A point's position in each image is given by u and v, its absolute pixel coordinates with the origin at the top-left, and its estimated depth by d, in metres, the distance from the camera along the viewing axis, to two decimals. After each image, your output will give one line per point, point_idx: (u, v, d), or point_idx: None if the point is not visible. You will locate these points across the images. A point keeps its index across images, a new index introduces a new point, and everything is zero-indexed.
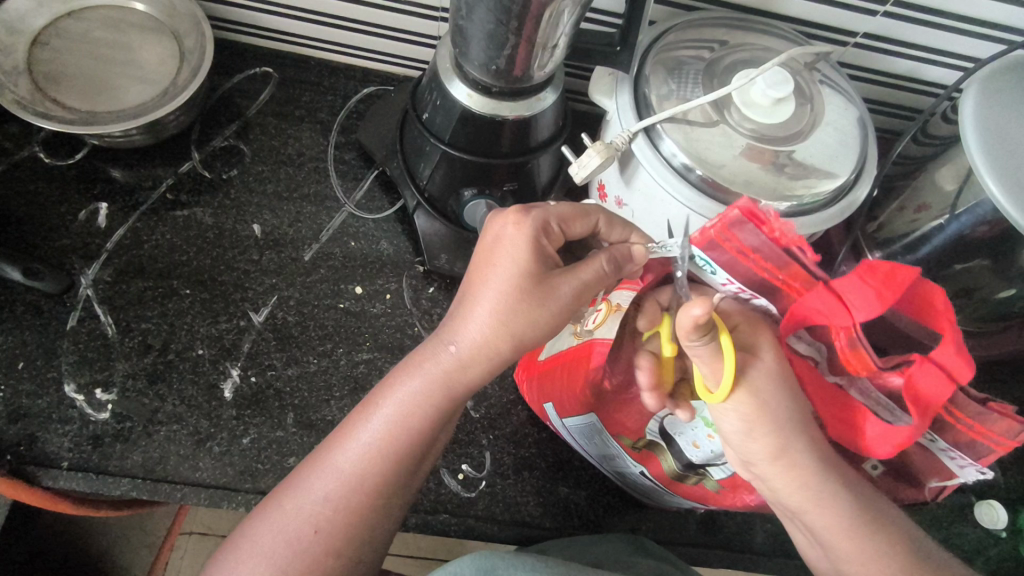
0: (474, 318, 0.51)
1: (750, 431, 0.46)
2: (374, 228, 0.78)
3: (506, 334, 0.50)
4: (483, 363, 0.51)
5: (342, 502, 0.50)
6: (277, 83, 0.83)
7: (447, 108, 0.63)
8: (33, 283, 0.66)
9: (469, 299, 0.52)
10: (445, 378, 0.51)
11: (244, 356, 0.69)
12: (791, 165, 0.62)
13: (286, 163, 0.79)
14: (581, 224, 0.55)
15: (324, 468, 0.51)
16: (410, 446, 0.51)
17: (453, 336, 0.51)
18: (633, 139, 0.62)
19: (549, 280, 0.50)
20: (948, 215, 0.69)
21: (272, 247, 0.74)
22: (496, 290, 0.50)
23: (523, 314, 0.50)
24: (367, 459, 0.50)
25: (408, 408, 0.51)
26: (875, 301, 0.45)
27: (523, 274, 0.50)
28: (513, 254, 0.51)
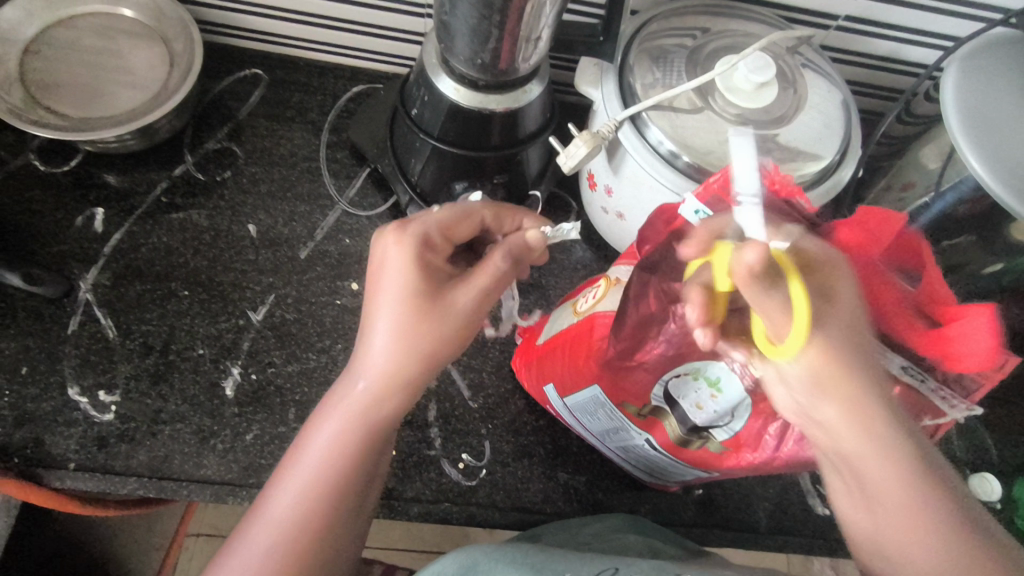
0: (376, 344, 0.48)
1: (815, 381, 0.43)
2: (368, 225, 0.79)
3: (408, 355, 0.47)
4: (398, 385, 0.48)
5: (287, 537, 0.47)
6: (267, 85, 0.84)
7: (435, 102, 0.64)
8: (33, 289, 0.67)
9: (366, 327, 0.49)
10: (364, 409, 0.48)
11: (244, 354, 0.70)
12: (777, 148, 0.63)
13: (279, 163, 0.80)
14: (465, 227, 0.53)
15: (271, 502, 0.48)
16: (341, 481, 0.48)
17: (360, 367, 0.49)
18: (619, 128, 0.63)
19: (444, 297, 0.48)
20: (934, 193, 0.69)
21: (268, 246, 0.75)
22: (391, 311, 0.48)
23: (426, 334, 0.47)
24: (306, 493, 0.47)
25: (333, 443, 0.48)
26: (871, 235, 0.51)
27: (417, 288, 0.48)
28: (398, 271, 0.48)
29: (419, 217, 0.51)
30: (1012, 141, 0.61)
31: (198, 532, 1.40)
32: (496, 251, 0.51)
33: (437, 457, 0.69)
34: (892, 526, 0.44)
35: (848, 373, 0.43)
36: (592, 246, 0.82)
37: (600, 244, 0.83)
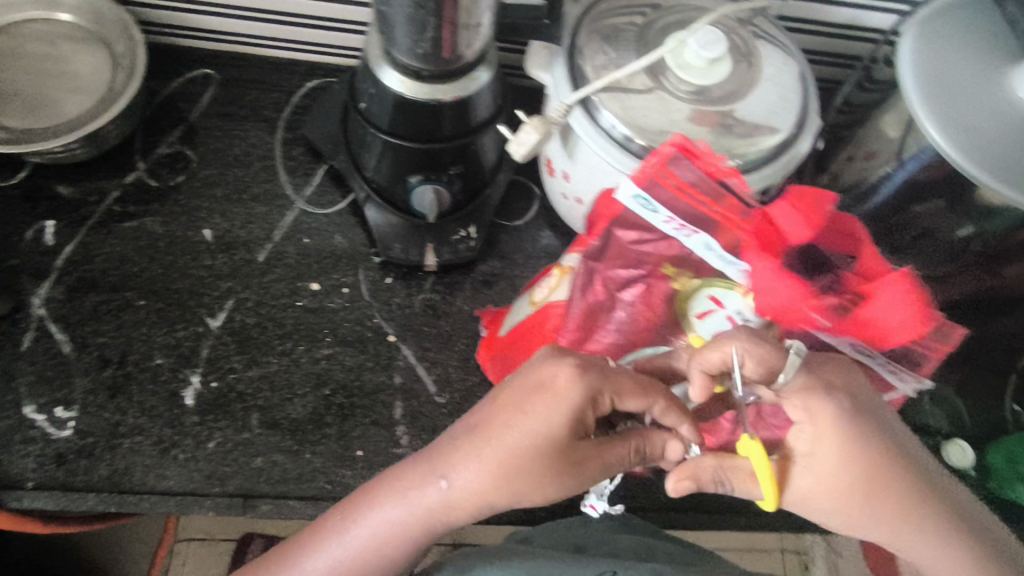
0: (470, 465, 0.49)
1: (841, 503, 0.48)
2: (327, 223, 0.77)
3: (484, 496, 0.49)
4: (465, 514, 0.50)
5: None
6: (219, 84, 0.82)
7: (381, 96, 0.62)
8: None
9: (469, 441, 0.50)
10: (438, 507, 0.50)
11: (204, 362, 0.69)
12: (734, 125, 0.62)
13: (234, 164, 0.78)
14: (638, 400, 0.51)
15: (321, 550, 0.52)
16: (378, 561, 0.52)
17: (452, 472, 0.49)
18: (570, 113, 0.62)
19: (571, 453, 0.48)
20: (895, 163, 0.70)
21: (225, 250, 0.74)
22: (514, 445, 0.48)
23: (523, 479, 0.48)
24: (346, 564, 0.52)
25: (388, 526, 0.51)
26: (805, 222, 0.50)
27: (542, 443, 0.48)
28: (547, 421, 0.48)
29: (603, 375, 0.50)
30: (972, 109, 0.62)
31: (190, 538, 1.40)
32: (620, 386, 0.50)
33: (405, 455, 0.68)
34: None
35: (861, 451, 0.48)
36: (557, 232, 0.81)
37: (566, 230, 0.82)
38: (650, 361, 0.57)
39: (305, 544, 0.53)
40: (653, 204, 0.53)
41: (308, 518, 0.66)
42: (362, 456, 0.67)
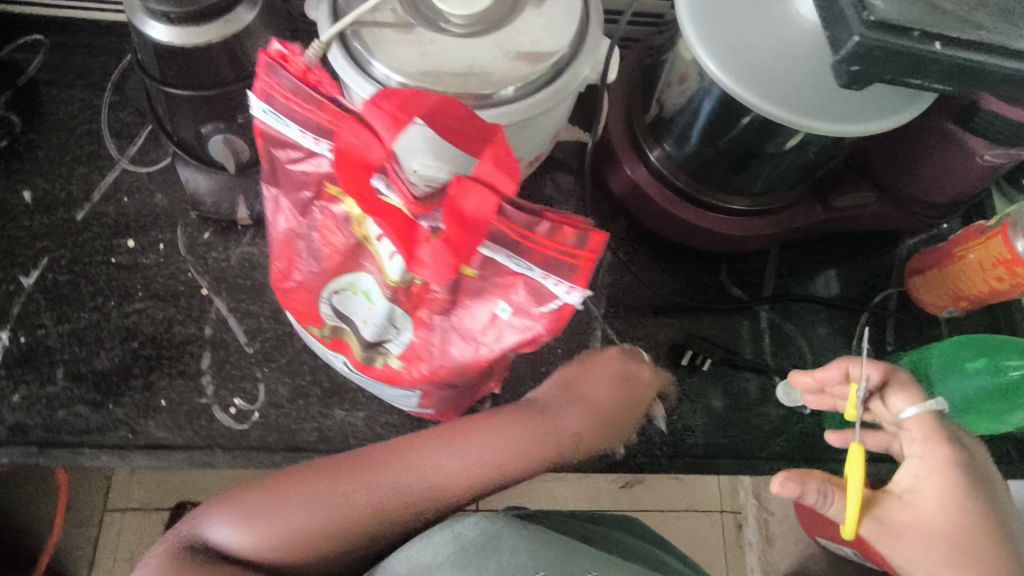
0: (589, 401, 0.61)
1: (965, 531, 0.49)
2: (148, 181, 0.78)
3: (585, 439, 0.60)
4: (526, 467, 0.57)
5: (400, 500, 0.53)
6: (48, 50, 0.83)
7: (145, 45, 0.62)
8: None
9: (584, 394, 0.62)
10: (506, 457, 0.56)
11: (14, 319, 0.70)
12: (503, 52, 0.61)
13: (59, 128, 0.79)
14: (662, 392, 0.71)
15: (412, 464, 0.54)
16: (455, 498, 0.55)
17: (554, 413, 0.60)
18: (330, 52, 0.61)
19: (622, 425, 0.64)
20: (701, 91, 0.69)
21: (42, 211, 0.75)
22: (596, 398, 0.62)
23: (600, 433, 0.62)
24: (424, 499, 0.54)
25: (536, 448, 0.58)
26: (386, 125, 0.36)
27: (621, 410, 0.63)
28: (601, 393, 0.63)
29: (627, 376, 0.65)
30: (742, 26, 0.60)
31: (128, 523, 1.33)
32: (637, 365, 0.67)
33: (210, 404, 0.69)
34: None
35: (975, 503, 0.49)
36: None
37: None
38: (350, 286, 0.48)
39: (371, 457, 0.55)
40: (276, 112, 0.40)
41: (110, 466, 0.67)
42: (166, 406, 0.69)
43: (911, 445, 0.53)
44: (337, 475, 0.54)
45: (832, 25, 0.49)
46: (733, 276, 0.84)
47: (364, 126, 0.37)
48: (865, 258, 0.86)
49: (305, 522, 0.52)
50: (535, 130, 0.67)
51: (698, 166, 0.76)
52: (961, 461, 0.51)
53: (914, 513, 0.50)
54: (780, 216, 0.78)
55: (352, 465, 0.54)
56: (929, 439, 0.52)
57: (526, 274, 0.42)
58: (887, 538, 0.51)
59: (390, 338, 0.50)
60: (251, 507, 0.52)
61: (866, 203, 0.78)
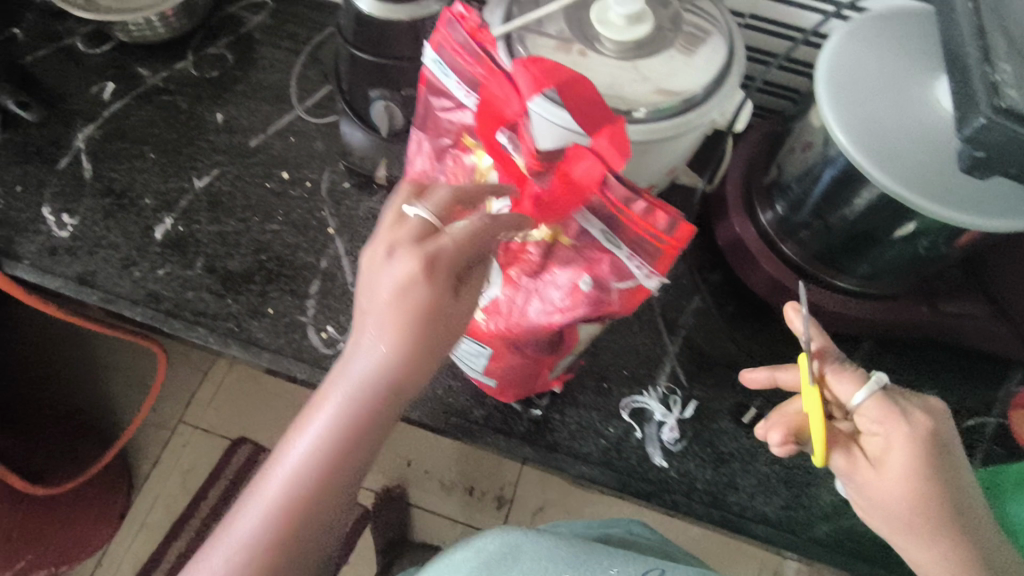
0: (374, 335, 0.45)
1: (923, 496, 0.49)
2: (313, 129, 0.90)
3: (405, 339, 0.44)
4: (392, 385, 0.46)
5: (281, 523, 0.45)
6: (270, 11, 0.99)
7: (349, 13, 0.74)
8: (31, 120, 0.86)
9: (356, 327, 0.47)
10: (327, 435, 0.46)
11: (179, 210, 0.83)
12: (640, 80, 0.66)
13: (259, 71, 0.94)
14: (486, 238, 0.45)
15: (275, 474, 0.47)
16: (345, 463, 0.46)
17: (382, 341, 0.45)
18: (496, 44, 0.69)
19: (455, 303, 0.45)
20: (822, 159, 0.70)
21: (227, 132, 0.89)
22: (383, 304, 0.44)
23: (431, 327, 0.45)
24: (310, 480, 0.46)
25: (374, 371, 0.46)
26: (525, 84, 0.43)
27: (432, 300, 0.44)
28: (392, 292, 0.44)
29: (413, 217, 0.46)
30: (882, 104, 0.63)
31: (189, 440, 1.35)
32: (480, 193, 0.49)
33: (306, 323, 0.78)
34: (927, 554, 0.50)
35: (933, 468, 0.49)
36: None
37: None
38: None
39: (223, 528, 0.47)
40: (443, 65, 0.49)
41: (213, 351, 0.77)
42: (271, 314, 0.78)
43: (868, 423, 0.52)
44: (215, 542, 0.47)
45: (965, 104, 0.51)
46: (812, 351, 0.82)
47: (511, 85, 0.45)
48: (961, 376, 0.81)
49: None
50: (650, 159, 0.71)
51: (806, 233, 0.76)
52: (922, 443, 0.49)
53: (881, 483, 0.50)
54: (879, 303, 0.77)
55: (224, 524, 0.47)
56: (884, 417, 0.51)
57: (612, 252, 0.47)
58: (853, 487, 0.53)
59: (477, 288, 0.55)
60: None
61: (973, 314, 0.77)
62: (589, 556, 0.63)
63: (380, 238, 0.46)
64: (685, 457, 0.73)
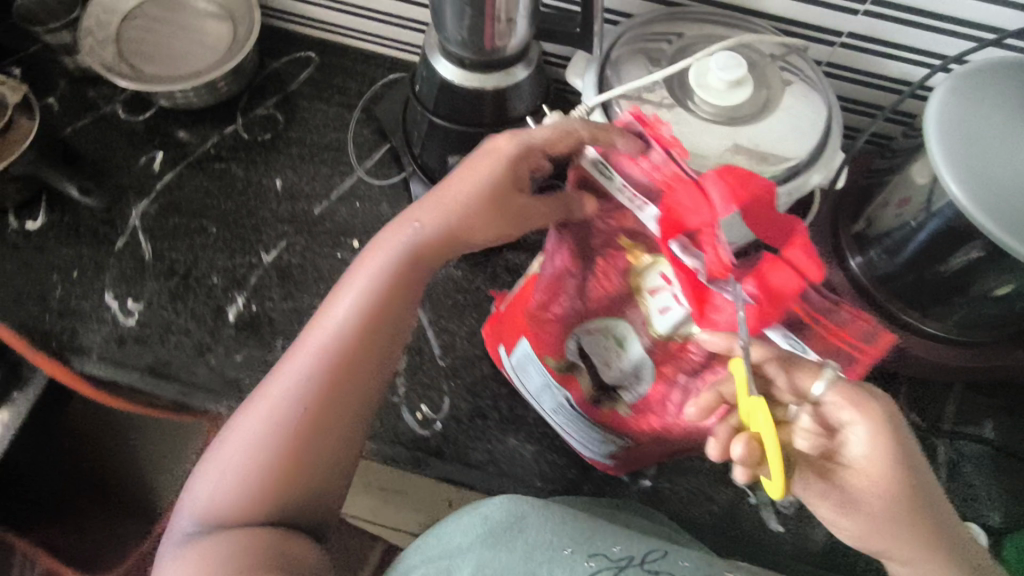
0: (446, 212, 0.57)
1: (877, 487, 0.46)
2: (378, 192, 0.87)
3: (468, 229, 0.56)
4: (439, 246, 0.58)
5: (323, 379, 0.57)
6: (317, 66, 0.96)
7: (431, 80, 0.71)
8: (86, 200, 0.81)
9: (370, 249, 0.60)
10: (372, 295, 0.58)
11: (249, 288, 0.79)
12: (749, 144, 0.65)
13: (314, 131, 0.91)
14: (563, 144, 0.52)
15: (303, 351, 0.58)
16: (371, 343, 0.58)
17: (420, 218, 0.58)
18: (590, 114, 0.68)
19: (501, 201, 0.55)
20: (924, 213, 0.70)
21: (288, 200, 0.85)
22: (465, 194, 0.55)
23: (488, 221, 0.56)
24: (349, 336, 0.58)
25: (428, 228, 0.58)
26: (724, 191, 0.43)
27: (494, 186, 0.54)
28: (486, 179, 0.54)
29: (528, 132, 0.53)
30: (994, 158, 0.62)
31: None
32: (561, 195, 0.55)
33: (399, 403, 0.75)
34: (896, 542, 0.47)
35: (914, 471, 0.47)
36: None
37: None
38: (607, 331, 0.58)
39: (265, 380, 0.58)
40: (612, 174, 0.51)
41: None
42: None
43: (837, 413, 0.47)
44: (257, 404, 0.57)
45: None
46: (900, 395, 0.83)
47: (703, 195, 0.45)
48: None
49: (278, 460, 0.55)
50: None
51: (901, 284, 0.76)
52: (888, 428, 0.46)
53: (861, 482, 0.47)
54: (976, 349, 0.77)
55: (263, 384, 0.58)
56: (856, 412, 0.46)
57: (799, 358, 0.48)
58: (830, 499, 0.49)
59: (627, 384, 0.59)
60: (213, 465, 0.57)
61: None
62: (591, 531, 0.59)
63: (489, 154, 0.54)
64: (801, 520, 0.72)
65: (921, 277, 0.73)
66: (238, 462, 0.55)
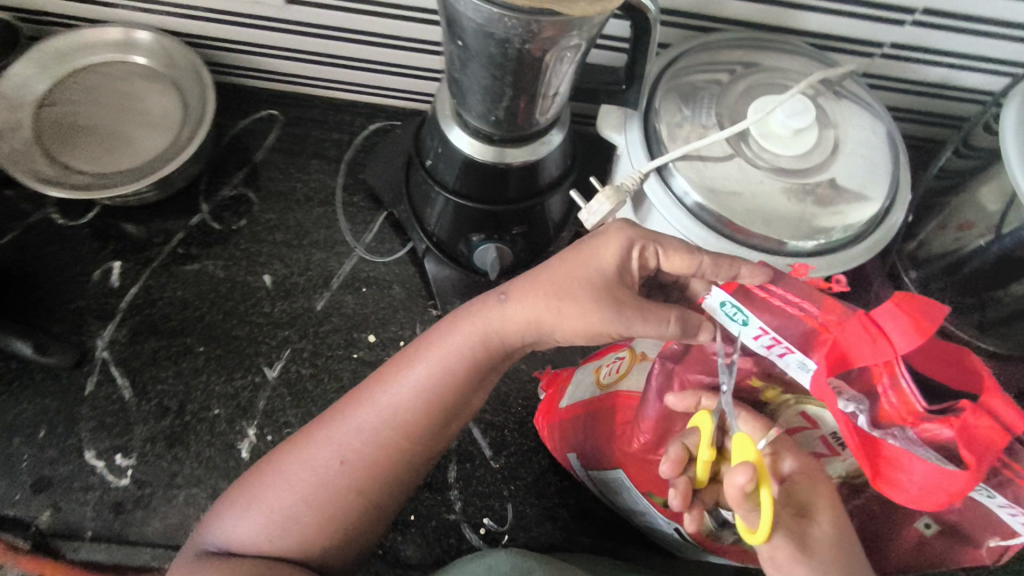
0: (536, 289, 0.49)
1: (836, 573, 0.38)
2: (384, 271, 0.76)
3: (555, 312, 0.48)
4: (525, 330, 0.50)
5: (374, 439, 0.51)
6: (283, 125, 0.83)
7: (449, 156, 0.60)
8: (44, 358, 0.66)
9: (457, 313, 0.53)
10: (451, 358, 0.51)
11: (260, 414, 0.68)
12: (826, 195, 0.59)
13: (295, 207, 0.78)
14: (682, 261, 0.46)
15: (367, 407, 0.52)
16: (437, 412, 0.51)
17: (510, 291, 0.51)
18: (645, 180, 0.59)
19: (602, 290, 0.47)
20: (993, 237, 0.65)
21: (284, 297, 0.73)
22: (565, 272, 0.48)
23: (577, 307, 0.47)
24: (419, 397, 0.51)
25: (519, 305, 0.50)
26: (907, 319, 0.36)
27: (599, 274, 0.47)
28: (589, 262, 0.48)
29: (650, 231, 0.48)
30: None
31: None
32: (670, 316, 0.45)
33: (458, 521, 0.67)
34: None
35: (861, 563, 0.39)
36: None
37: None
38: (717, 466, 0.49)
39: (321, 428, 0.52)
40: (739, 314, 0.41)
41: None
42: (414, 521, 0.67)
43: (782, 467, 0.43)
44: (307, 448, 0.52)
45: None
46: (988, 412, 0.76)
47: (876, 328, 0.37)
48: None
49: (320, 518, 0.50)
50: None
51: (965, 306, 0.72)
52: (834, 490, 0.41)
53: (818, 537, 0.38)
54: None
55: (319, 431, 0.52)
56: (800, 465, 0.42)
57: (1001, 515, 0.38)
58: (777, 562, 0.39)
59: None
60: (247, 498, 0.51)
61: None
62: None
63: (602, 236, 0.49)
64: None
65: (984, 302, 0.69)
66: (274, 508, 0.50)
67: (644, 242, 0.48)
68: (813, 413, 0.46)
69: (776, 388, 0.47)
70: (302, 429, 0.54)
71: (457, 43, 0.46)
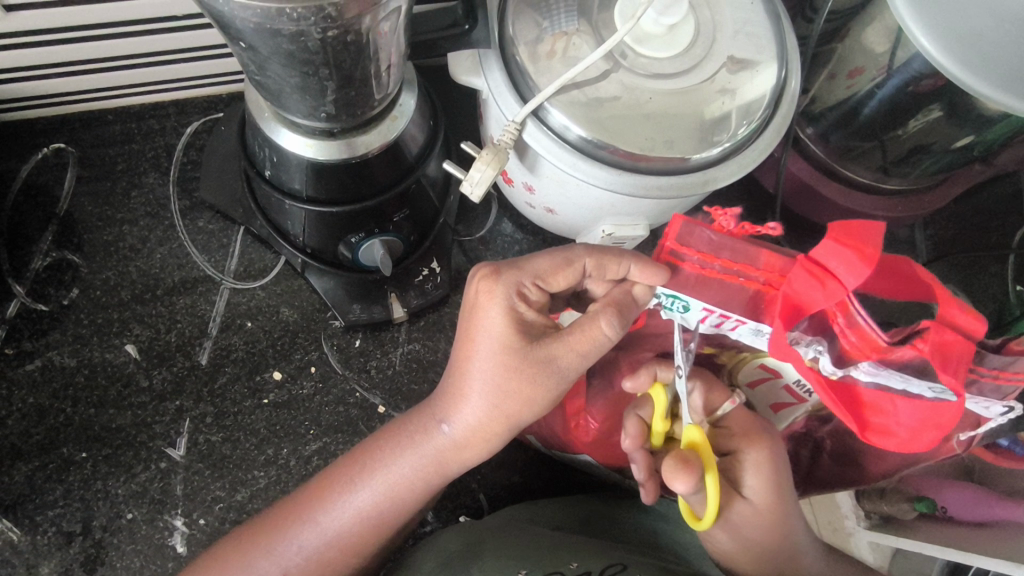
0: (474, 400, 0.43)
1: (765, 507, 0.45)
2: (266, 297, 0.66)
3: (506, 417, 0.43)
4: (477, 446, 0.44)
5: (320, 555, 0.46)
6: (77, 160, 0.67)
7: (286, 164, 0.49)
8: None
9: (396, 426, 0.47)
10: (400, 476, 0.45)
11: (182, 500, 0.60)
12: (717, 91, 0.53)
13: (132, 256, 0.65)
14: (564, 277, 0.45)
15: (310, 525, 0.46)
16: (393, 523, 0.47)
17: (448, 410, 0.44)
18: (522, 129, 0.51)
19: (529, 363, 0.42)
20: (883, 75, 0.61)
21: (158, 364, 0.63)
22: (485, 375, 0.42)
23: (517, 395, 0.42)
24: (371, 513, 0.45)
25: (463, 420, 0.44)
26: (850, 254, 0.42)
27: (512, 356, 0.42)
28: (494, 349, 0.42)
29: (516, 266, 0.44)
30: None
31: None
32: (604, 321, 0.42)
33: (435, 528, 0.63)
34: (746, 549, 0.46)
35: (786, 496, 0.46)
36: (526, 232, 0.71)
37: (533, 227, 0.72)
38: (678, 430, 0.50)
39: (258, 535, 0.46)
40: (680, 298, 0.47)
41: None
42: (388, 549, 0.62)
43: (730, 440, 0.47)
44: (240, 559, 0.46)
45: None
46: (912, 242, 0.74)
47: (823, 270, 0.43)
48: None
49: None
50: None
51: None
52: (771, 457, 0.46)
53: (744, 512, 0.45)
54: None
55: (255, 542, 0.46)
56: (745, 443, 0.46)
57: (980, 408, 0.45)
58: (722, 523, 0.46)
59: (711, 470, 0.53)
60: None
61: None
62: (554, 549, 0.51)
63: (487, 306, 0.43)
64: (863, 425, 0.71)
65: (884, 144, 0.66)
66: None
67: (517, 289, 0.43)
68: (773, 364, 0.52)
69: (733, 350, 0.53)
70: (237, 529, 0.48)
71: (240, 44, 0.36)
